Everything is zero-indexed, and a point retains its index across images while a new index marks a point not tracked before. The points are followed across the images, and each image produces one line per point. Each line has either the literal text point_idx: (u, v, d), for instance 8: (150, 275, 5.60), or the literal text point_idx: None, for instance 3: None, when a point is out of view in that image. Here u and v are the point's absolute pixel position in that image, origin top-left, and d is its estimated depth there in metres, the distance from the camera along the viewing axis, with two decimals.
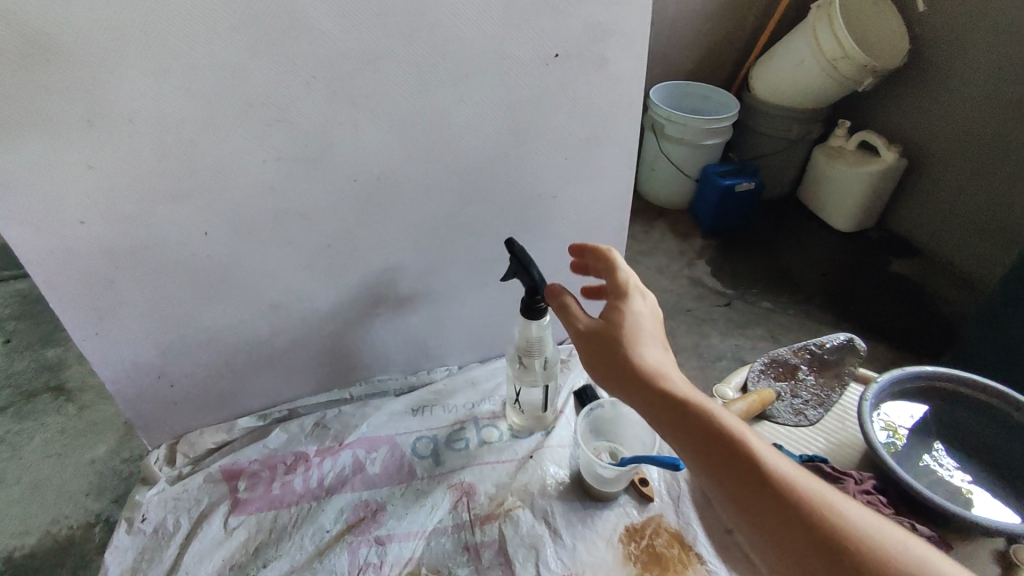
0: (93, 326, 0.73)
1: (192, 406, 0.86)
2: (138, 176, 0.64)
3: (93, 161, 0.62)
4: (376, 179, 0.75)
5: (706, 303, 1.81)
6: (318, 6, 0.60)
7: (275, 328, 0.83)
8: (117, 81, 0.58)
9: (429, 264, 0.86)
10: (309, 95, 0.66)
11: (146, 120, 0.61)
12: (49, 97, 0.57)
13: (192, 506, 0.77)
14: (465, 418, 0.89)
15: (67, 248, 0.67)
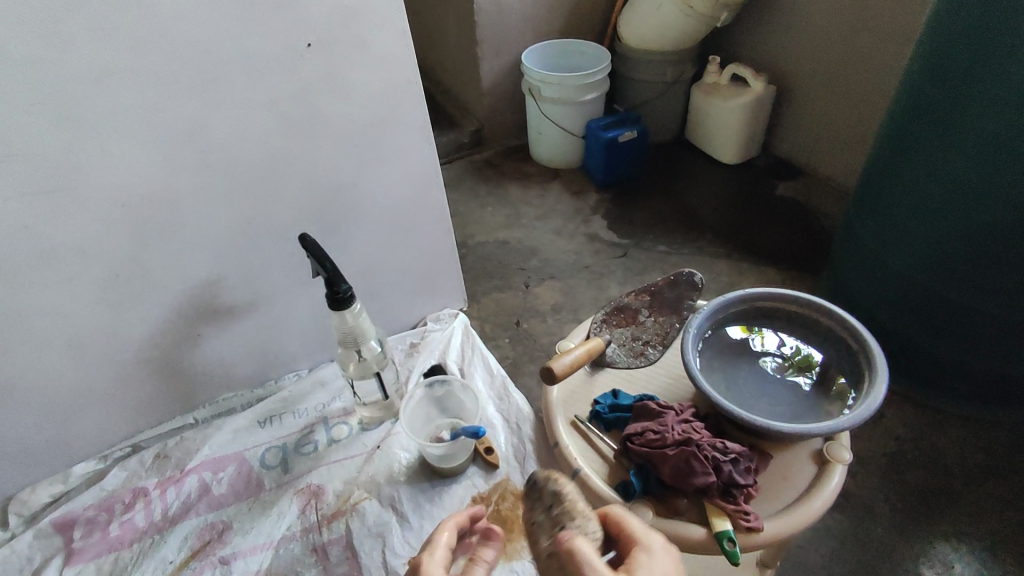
0: None
1: (18, 465, 0.81)
2: None
3: None
4: (143, 200, 0.69)
5: (604, 257, 1.73)
6: (8, 25, 0.55)
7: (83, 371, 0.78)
8: None
9: (243, 273, 0.81)
10: (36, 123, 0.60)
11: None
12: None
13: (24, 566, 0.75)
14: (315, 420, 0.88)
15: None
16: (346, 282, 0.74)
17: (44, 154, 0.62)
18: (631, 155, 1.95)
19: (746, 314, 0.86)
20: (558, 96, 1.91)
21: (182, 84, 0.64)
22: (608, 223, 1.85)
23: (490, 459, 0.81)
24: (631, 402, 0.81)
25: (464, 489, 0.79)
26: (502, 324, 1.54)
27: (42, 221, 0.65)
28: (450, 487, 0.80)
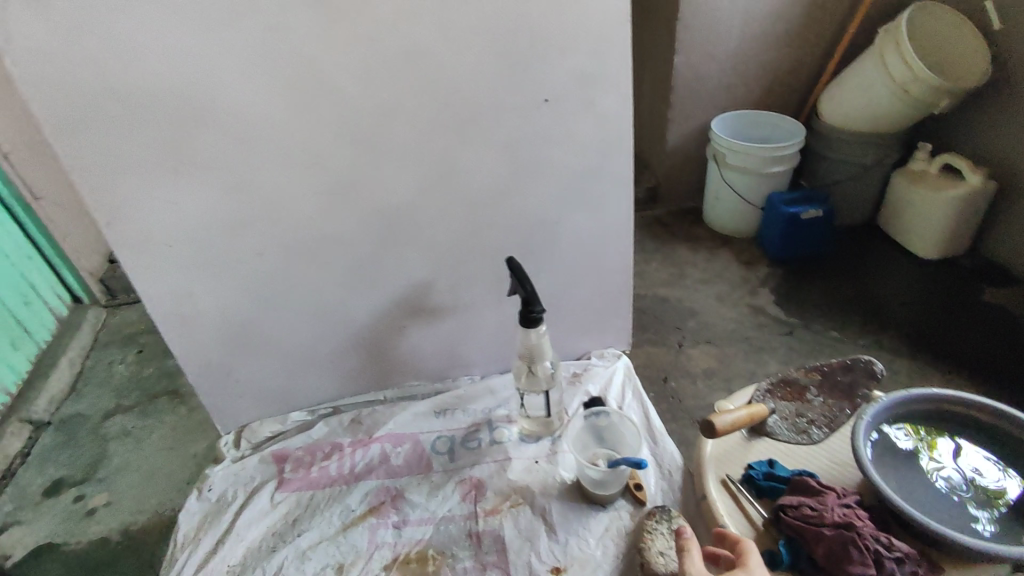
0: (175, 329, 0.90)
1: (255, 400, 1.02)
2: (203, 213, 0.80)
3: (176, 199, 0.78)
4: (395, 207, 0.86)
5: (766, 331, 1.69)
6: (345, 75, 0.75)
7: (321, 339, 0.97)
8: (195, 133, 0.74)
9: (451, 278, 0.95)
10: (338, 143, 0.79)
11: (212, 163, 0.77)
12: (140, 150, 0.74)
13: (247, 482, 0.93)
14: (480, 421, 0.99)
15: (155, 269, 0.84)
16: (541, 303, 0.84)
17: (341, 164, 0.81)
18: (814, 233, 1.88)
19: (939, 418, 0.81)
20: (744, 165, 1.90)
21: (447, 122, 0.81)
22: (775, 299, 1.79)
23: (639, 495, 0.84)
24: (788, 475, 0.81)
25: (609, 518, 0.83)
26: (650, 377, 1.56)
27: (325, 215, 0.85)
28: (596, 513, 0.84)
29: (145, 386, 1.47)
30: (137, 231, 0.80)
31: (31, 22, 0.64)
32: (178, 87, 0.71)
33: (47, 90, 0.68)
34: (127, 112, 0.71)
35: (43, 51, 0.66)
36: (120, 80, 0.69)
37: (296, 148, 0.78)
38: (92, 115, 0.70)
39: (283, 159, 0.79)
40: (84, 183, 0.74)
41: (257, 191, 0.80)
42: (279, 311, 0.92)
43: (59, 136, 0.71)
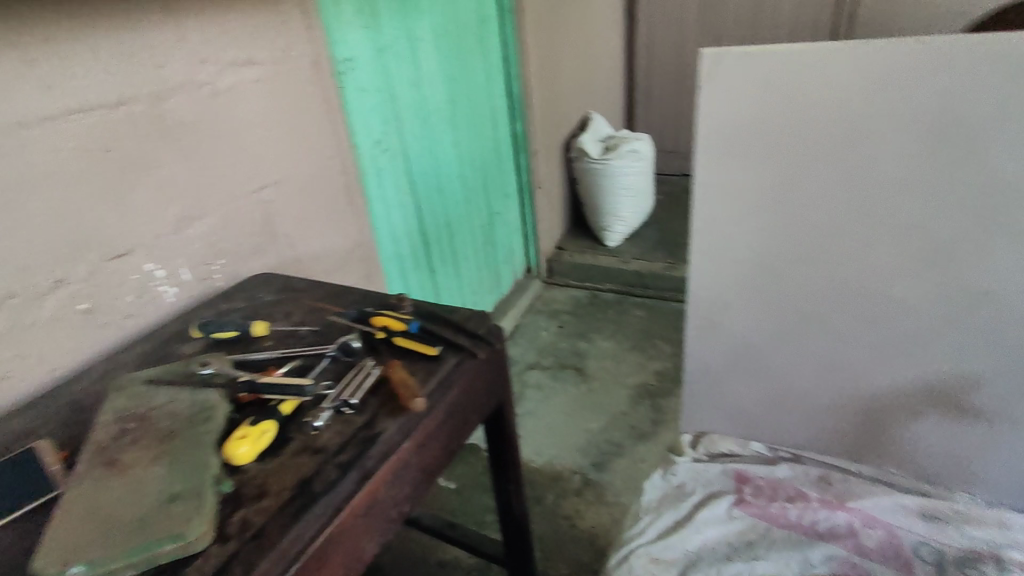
0: (702, 330, 1.14)
1: (728, 419, 1.21)
2: (783, 240, 0.99)
3: (767, 222, 0.99)
4: (971, 291, 0.89)
5: None
6: (989, 154, 0.81)
7: (809, 377, 1.08)
8: (816, 176, 0.92)
9: (992, 382, 0.93)
10: (945, 214, 0.86)
11: (817, 203, 0.94)
12: (764, 179, 0.96)
13: (705, 484, 1.00)
14: (984, 551, 0.83)
15: (717, 276, 1.07)
16: None
17: (937, 234, 0.88)
18: None
19: None
20: None
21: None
22: None
23: None
24: None
25: None
26: None
27: (891, 277, 0.94)
28: None
29: (559, 357, 2.31)
30: (721, 240, 1.04)
31: (735, 68, 0.92)
32: (816, 125, 0.90)
33: (730, 121, 0.95)
34: (772, 147, 0.94)
35: (733, 88, 0.93)
36: (782, 124, 0.92)
37: (884, 211, 0.90)
38: (737, 140, 0.96)
39: (867, 217, 0.92)
40: (703, 184, 1.01)
41: (830, 229, 0.95)
42: (786, 341, 1.07)
43: (707, 148, 0.98)
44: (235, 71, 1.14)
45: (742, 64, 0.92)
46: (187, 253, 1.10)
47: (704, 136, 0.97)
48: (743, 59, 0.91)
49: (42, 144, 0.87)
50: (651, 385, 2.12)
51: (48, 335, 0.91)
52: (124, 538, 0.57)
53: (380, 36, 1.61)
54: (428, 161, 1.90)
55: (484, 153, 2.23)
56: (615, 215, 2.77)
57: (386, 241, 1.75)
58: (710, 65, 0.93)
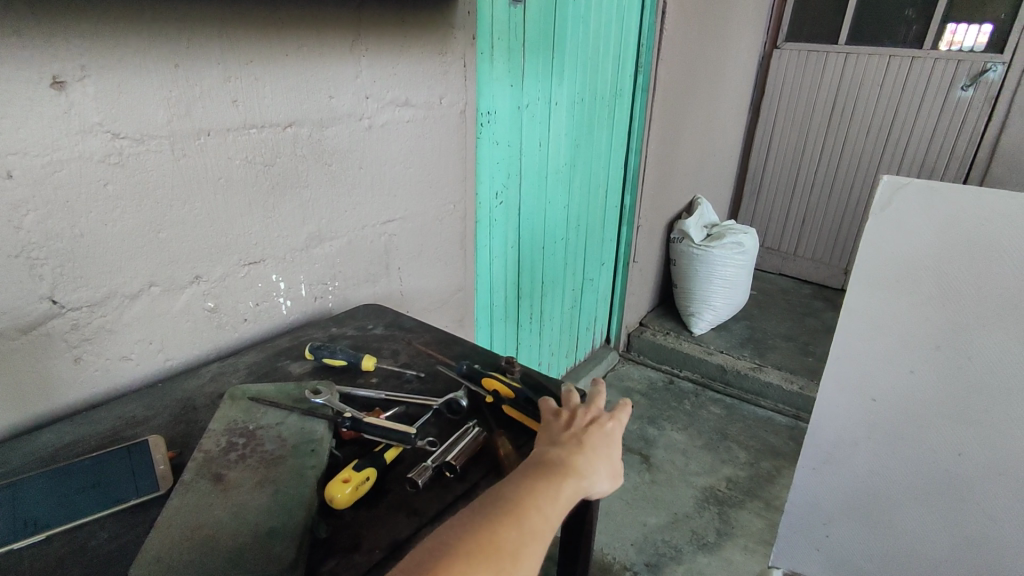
0: (814, 464, 1.17)
1: (825, 559, 1.25)
2: (933, 392, 1.00)
3: (916, 368, 1.00)
4: None
5: None
6: None
7: (920, 537, 1.10)
8: (983, 334, 0.93)
9: None
10: None
11: (981, 362, 0.95)
12: (922, 323, 0.98)
13: None
14: None
15: (845, 413, 1.10)
16: None
17: None
18: None
19: None
20: None
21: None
22: None
23: None
24: None
25: None
26: None
27: None
28: None
29: (624, 439, 2.21)
30: (860, 375, 1.06)
31: (913, 200, 0.93)
32: (994, 278, 0.90)
33: (896, 255, 0.97)
34: (937, 290, 0.95)
35: (907, 220, 0.94)
36: (954, 269, 0.93)
37: None
38: (902, 275, 0.97)
39: None
40: (856, 309, 1.02)
41: (977, 398, 0.97)
42: (904, 496, 1.09)
43: (868, 274, 1.00)
44: (390, 111, 1.19)
45: (924, 198, 0.92)
46: (309, 271, 1.13)
47: (868, 259, 0.99)
48: (926, 193, 0.92)
49: (216, 151, 0.92)
50: (720, 491, 1.97)
51: (174, 327, 0.95)
52: (221, 566, 0.55)
53: (521, 94, 1.65)
54: (537, 218, 1.92)
55: (590, 220, 2.23)
56: (706, 304, 2.69)
57: (482, 289, 1.75)
58: (886, 191, 0.94)
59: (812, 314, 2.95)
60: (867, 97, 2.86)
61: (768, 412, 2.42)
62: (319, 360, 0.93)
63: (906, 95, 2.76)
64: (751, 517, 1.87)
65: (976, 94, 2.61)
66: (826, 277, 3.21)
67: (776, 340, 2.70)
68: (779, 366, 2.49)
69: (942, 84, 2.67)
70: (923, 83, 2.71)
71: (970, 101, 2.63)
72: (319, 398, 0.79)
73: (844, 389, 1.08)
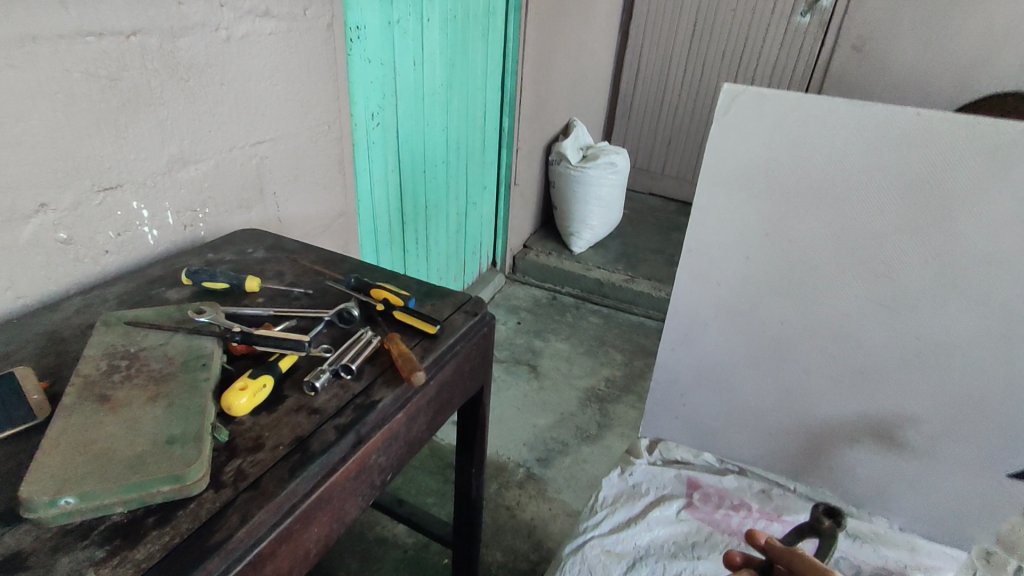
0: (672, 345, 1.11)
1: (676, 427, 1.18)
2: (760, 270, 0.97)
3: (750, 254, 0.97)
4: (930, 347, 0.89)
5: None
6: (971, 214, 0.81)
7: (751, 399, 1.07)
8: (806, 220, 0.91)
9: (942, 428, 0.94)
10: (922, 270, 0.86)
11: (803, 244, 0.93)
12: (758, 214, 0.94)
13: (659, 488, 1.06)
14: (894, 569, 0.94)
15: (692, 304, 1.05)
16: None
17: (911, 286, 0.87)
18: None
19: None
20: None
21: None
22: None
23: None
24: None
25: None
26: None
27: (860, 318, 0.93)
28: None
29: (515, 353, 2.35)
30: (702, 266, 1.02)
31: (748, 108, 0.89)
32: (813, 186, 0.89)
33: (733, 160, 0.93)
34: (768, 185, 0.92)
35: (744, 127, 0.91)
36: (780, 167, 0.90)
37: (875, 255, 0.88)
38: (740, 176, 0.93)
39: (854, 257, 0.90)
40: (699, 210, 0.98)
41: (794, 326, 0.98)
42: (730, 423, 1.11)
43: (711, 186, 0.96)
44: (250, 22, 1.12)
45: (759, 105, 0.89)
46: (175, 197, 1.07)
47: (712, 167, 0.95)
48: (760, 100, 0.88)
49: (47, 61, 0.82)
50: (600, 390, 2.19)
51: (24, 260, 0.87)
52: (120, 474, 0.56)
53: (391, 9, 1.60)
54: (417, 141, 1.91)
55: (470, 144, 2.25)
56: (584, 224, 2.84)
57: (364, 216, 1.74)
58: (726, 99, 0.90)
59: (678, 229, 3.23)
60: (723, 22, 3.05)
61: (640, 317, 2.67)
62: (198, 284, 0.91)
63: (756, 21, 2.99)
64: (626, 408, 2.11)
65: (813, 20, 2.89)
66: (690, 194, 3.49)
67: (646, 254, 2.94)
68: (649, 277, 2.74)
69: (785, 11, 2.91)
70: (770, 10, 2.94)
71: (807, 27, 2.91)
72: (204, 317, 0.78)
73: (693, 282, 1.03)
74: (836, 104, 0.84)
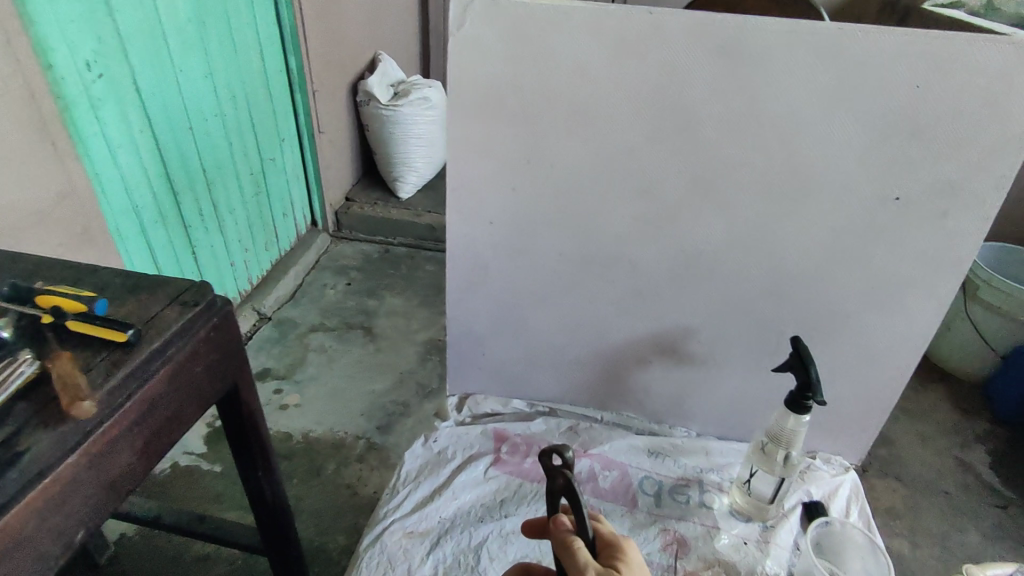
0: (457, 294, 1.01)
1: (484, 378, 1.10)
2: (527, 203, 0.89)
3: (516, 186, 0.88)
4: (694, 257, 0.88)
5: (970, 496, 1.45)
6: (711, 111, 0.77)
7: (545, 340, 1.02)
8: (561, 141, 0.83)
9: (718, 333, 0.95)
10: (675, 181, 0.82)
11: (564, 168, 0.85)
12: (516, 140, 0.84)
13: (466, 448, 1.00)
14: (691, 477, 0.97)
15: (472, 241, 0.95)
16: (821, 394, 0.81)
17: (669, 199, 0.84)
18: None
19: None
20: (999, 309, 1.63)
21: (770, 217, 0.82)
22: (990, 464, 1.54)
23: None
24: None
25: None
26: None
27: (631, 240, 0.88)
28: None
29: (347, 318, 2.17)
30: (472, 203, 0.91)
31: (483, 18, 0.77)
32: (562, 103, 0.80)
33: (479, 80, 0.81)
34: (518, 106, 0.82)
35: (483, 40, 0.78)
36: (526, 83, 0.80)
37: (631, 172, 0.83)
38: (488, 98, 0.82)
39: (613, 178, 0.84)
40: (454, 144, 0.87)
41: (570, 257, 0.92)
42: (529, 364, 1.06)
43: (460, 116, 0.84)
44: None
45: (494, 15, 0.77)
46: None
47: (456, 94, 0.83)
48: (495, 10, 0.77)
49: None
50: (441, 339, 2.10)
51: None
52: None
53: None
54: (169, 95, 1.57)
55: (250, 93, 1.92)
56: (407, 165, 2.65)
57: (114, 194, 1.44)
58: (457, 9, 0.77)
59: None
60: None
61: None
62: None
63: None
64: None
65: None
66: None
67: None
68: None
69: None
70: None
71: None
72: None
73: (464, 220, 0.93)
74: (569, 10, 0.75)
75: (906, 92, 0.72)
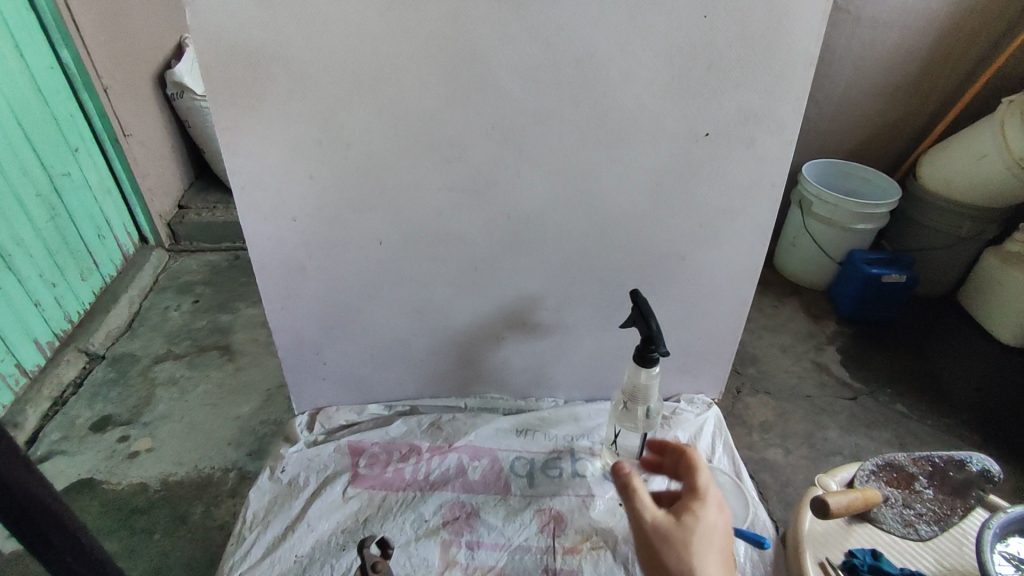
0: (279, 303, 0.90)
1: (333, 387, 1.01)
2: (329, 191, 0.79)
3: (312, 173, 0.77)
4: (521, 220, 0.83)
5: (829, 391, 1.57)
6: (503, 60, 0.70)
7: (388, 332, 0.94)
8: (350, 115, 0.73)
9: (562, 294, 0.91)
10: (485, 142, 0.76)
11: (360, 145, 0.75)
12: (296, 121, 0.73)
13: (320, 470, 0.90)
14: (562, 448, 0.94)
15: (279, 238, 0.83)
16: (664, 344, 0.79)
17: (483, 164, 0.77)
18: (893, 300, 1.72)
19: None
20: (831, 217, 1.75)
21: (587, 167, 0.78)
22: (841, 357, 1.67)
23: None
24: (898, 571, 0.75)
25: None
26: None
27: (453, 213, 0.82)
28: None
29: (200, 339, 1.86)
30: (267, 199, 0.79)
31: None
32: (337, 69, 0.70)
33: (229, 55, 0.68)
34: (287, 81, 0.70)
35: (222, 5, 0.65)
36: (290, 50, 0.68)
37: (435, 139, 0.75)
38: (247, 74, 0.70)
39: (419, 145, 0.75)
40: (229, 132, 0.73)
41: (392, 242, 0.84)
42: (377, 361, 0.98)
43: (227, 98, 0.71)
44: None
45: None
46: None
47: (216, 70, 0.69)
48: None
49: None
50: None
51: None
52: None
53: None
54: None
55: (14, 97, 1.53)
56: None
57: None
58: None
59: None
60: None
61: None
62: None
63: None
64: None
65: None
66: None
67: None
68: None
69: None
70: None
71: None
72: None
73: (264, 220, 0.81)
74: None
75: (695, 21, 0.69)
